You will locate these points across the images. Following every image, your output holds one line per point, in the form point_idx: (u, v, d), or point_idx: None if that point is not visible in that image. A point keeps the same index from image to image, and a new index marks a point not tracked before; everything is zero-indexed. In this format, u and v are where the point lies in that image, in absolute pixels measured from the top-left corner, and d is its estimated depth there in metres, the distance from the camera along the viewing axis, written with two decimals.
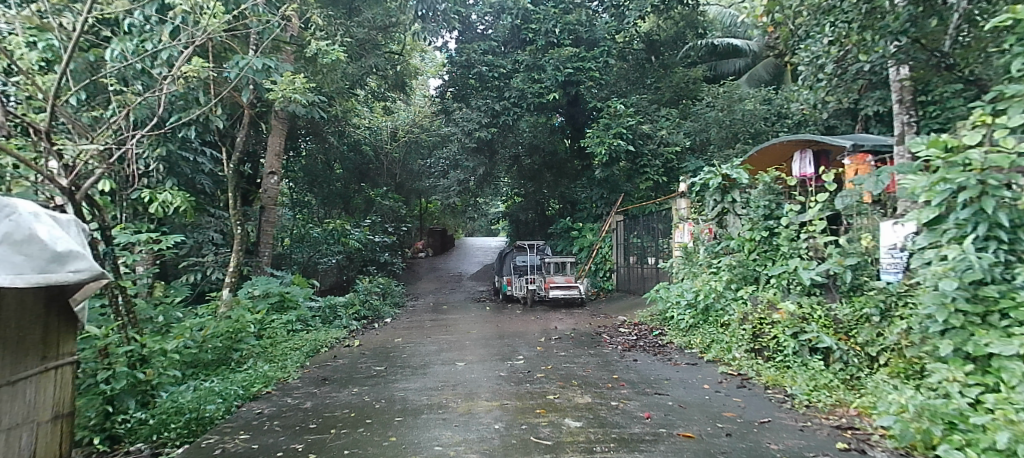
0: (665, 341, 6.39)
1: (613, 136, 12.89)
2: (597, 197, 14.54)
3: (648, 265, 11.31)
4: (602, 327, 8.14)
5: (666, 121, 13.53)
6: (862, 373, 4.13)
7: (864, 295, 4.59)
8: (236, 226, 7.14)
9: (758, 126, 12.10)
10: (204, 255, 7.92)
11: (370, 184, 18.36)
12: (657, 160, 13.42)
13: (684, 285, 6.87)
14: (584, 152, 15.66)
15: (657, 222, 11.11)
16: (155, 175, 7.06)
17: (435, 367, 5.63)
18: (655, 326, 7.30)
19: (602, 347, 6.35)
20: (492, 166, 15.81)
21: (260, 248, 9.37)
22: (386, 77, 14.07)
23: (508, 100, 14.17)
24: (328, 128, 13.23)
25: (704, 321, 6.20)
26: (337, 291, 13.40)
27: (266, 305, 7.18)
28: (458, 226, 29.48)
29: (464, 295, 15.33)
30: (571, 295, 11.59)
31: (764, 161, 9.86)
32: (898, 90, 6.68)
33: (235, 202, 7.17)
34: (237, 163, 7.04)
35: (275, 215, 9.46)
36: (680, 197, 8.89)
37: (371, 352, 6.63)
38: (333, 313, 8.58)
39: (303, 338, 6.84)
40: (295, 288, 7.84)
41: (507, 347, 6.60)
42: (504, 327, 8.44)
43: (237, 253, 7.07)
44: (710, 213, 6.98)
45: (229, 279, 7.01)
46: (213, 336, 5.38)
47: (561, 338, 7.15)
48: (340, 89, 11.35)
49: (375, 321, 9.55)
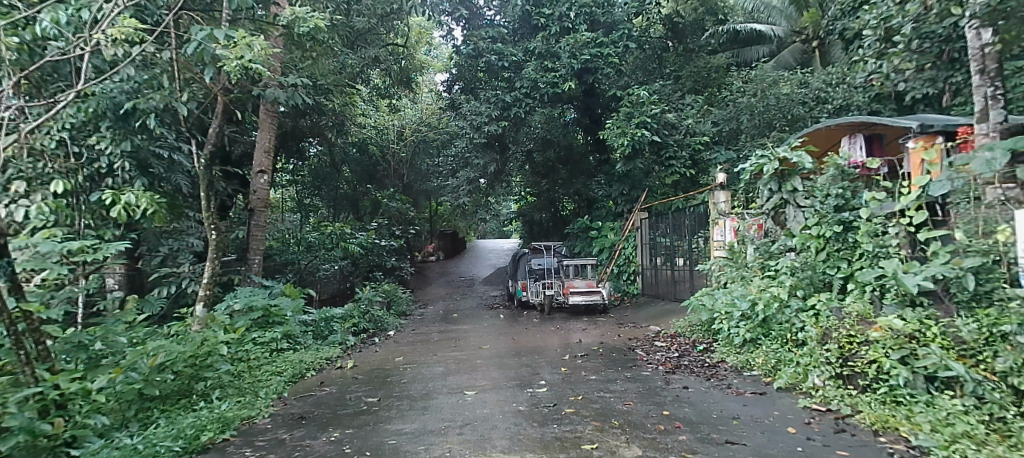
0: (715, 360, 5.35)
1: (636, 126, 11.77)
2: (616, 194, 13.47)
3: (678, 268, 10.25)
4: (633, 340, 7.09)
5: (691, 110, 12.59)
6: (1009, 415, 3.03)
7: (997, 307, 3.50)
8: (210, 231, 6.22)
9: (794, 111, 10.97)
10: (181, 265, 7.06)
11: (377, 186, 17.42)
12: (684, 152, 12.35)
13: (734, 292, 5.81)
14: (604, 143, 14.91)
15: (687, 218, 10.04)
16: (119, 175, 6.11)
17: (438, 398, 4.61)
18: (698, 340, 6.26)
19: (640, 369, 5.32)
20: (502, 162, 14.83)
21: (250, 256, 8.51)
22: (389, 71, 13.26)
23: (519, 91, 13.11)
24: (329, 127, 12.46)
25: (764, 336, 5.13)
26: (339, 300, 12.54)
27: (247, 321, 6.22)
28: (469, 229, 28.64)
29: (476, 302, 14.35)
30: (593, 300, 10.63)
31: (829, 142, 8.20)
32: (977, 57, 5.43)
33: (209, 203, 6.23)
34: (210, 154, 6.05)
35: (265, 218, 8.64)
36: (718, 189, 7.78)
37: (365, 375, 5.64)
38: (328, 327, 7.63)
39: (287, 361, 5.88)
40: (283, 300, 6.89)
41: (525, 369, 5.58)
42: (521, 341, 7.42)
43: (210, 261, 6.16)
44: (766, 205, 5.77)
45: (203, 293, 6.09)
46: (170, 366, 4.45)
47: (587, 356, 6.11)
48: (334, 82, 10.47)
49: (376, 335, 8.58)
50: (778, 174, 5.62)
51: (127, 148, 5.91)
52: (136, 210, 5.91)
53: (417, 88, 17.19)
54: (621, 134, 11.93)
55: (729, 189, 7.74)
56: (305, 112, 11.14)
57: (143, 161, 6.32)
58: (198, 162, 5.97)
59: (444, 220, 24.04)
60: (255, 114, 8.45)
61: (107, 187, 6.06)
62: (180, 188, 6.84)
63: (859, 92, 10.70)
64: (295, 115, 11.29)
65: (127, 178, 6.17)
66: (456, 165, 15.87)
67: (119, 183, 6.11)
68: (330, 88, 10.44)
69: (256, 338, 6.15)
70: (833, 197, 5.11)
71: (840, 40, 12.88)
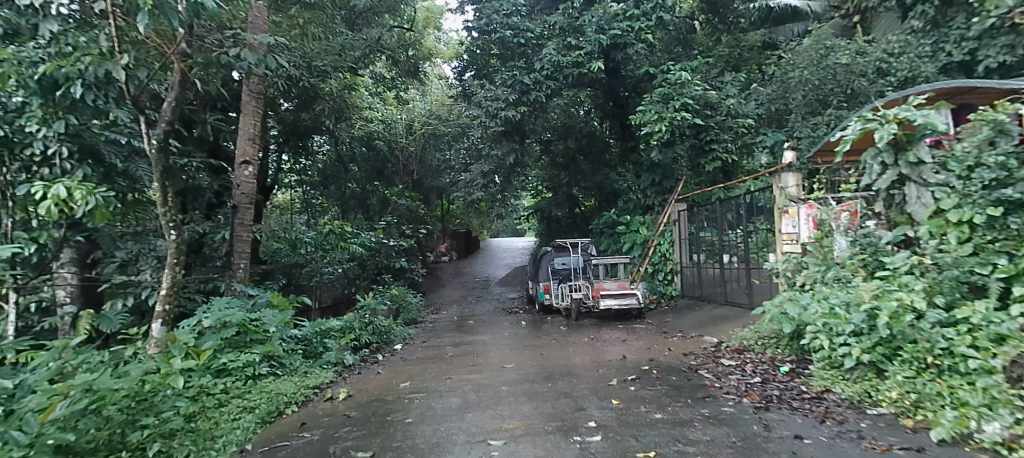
0: (816, 390, 4.07)
1: (675, 109, 10.33)
2: (647, 184, 12.08)
3: (727, 266, 8.85)
4: (689, 356, 5.80)
5: (732, 88, 11.24)
6: None
7: None
8: (168, 230, 5.00)
9: (853, 83, 9.51)
10: (141, 272, 5.90)
11: (386, 183, 16.28)
12: (727, 134, 10.83)
13: (831, 299, 4.49)
14: (629, 129, 13.40)
15: (733, 210, 8.79)
16: (58, 164, 4.93)
17: (453, 453, 3.36)
18: (784, 359, 4.96)
19: (721, 403, 4.02)
20: (521, 153, 13.53)
21: (234, 260, 7.40)
22: (396, 59, 12.26)
23: (540, 72, 11.77)
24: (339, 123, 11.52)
25: (887, 359, 3.83)
26: (344, 307, 11.41)
27: (216, 341, 5.05)
28: (481, 227, 27.44)
29: (494, 306, 13.09)
30: (628, 304, 9.30)
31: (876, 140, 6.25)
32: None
33: (166, 197, 4.98)
34: (165, 135, 4.89)
35: (253, 216, 7.58)
36: (786, 171, 6.41)
37: (361, 412, 4.41)
38: (322, 344, 6.43)
39: (263, 393, 4.69)
40: (265, 313, 5.75)
41: (563, 402, 4.32)
42: (553, 359, 6.16)
43: (168, 266, 5.02)
44: (874, 185, 4.45)
45: (161, 309, 4.96)
46: (103, 410, 3.37)
47: (641, 381, 4.81)
48: (332, 63, 9.39)
49: (379, 350, 7.35)
50: (891, 142, 4.30)
51: (61, 129, 4.76)
52: (73, 208, 4.69)
53: (426, 78, 16.05)
54: (658, 119, 10.45)
55: (802, 170, 6.36)
56: (309, 101, 10.10)
57: (91, 149, 5.19)
58: (149, 145, 4.81)
59: (457, 219, 22.78)
60: (244, 99, 7.41)
61: (39, 179, 4.91)
62: (144, 181, 5.63)
63: (926, 61, 9.42)
64: (297, 106, 10.27)
65: (66, 168, 5.03)
66: (470, 158, 14.76)
67: (55, 174, 4.96)
68: (329, 69, 9.32)
69: (227, 363, 4.99)
70: (987, 168, 3.81)
71: (889, 12, 11.46)
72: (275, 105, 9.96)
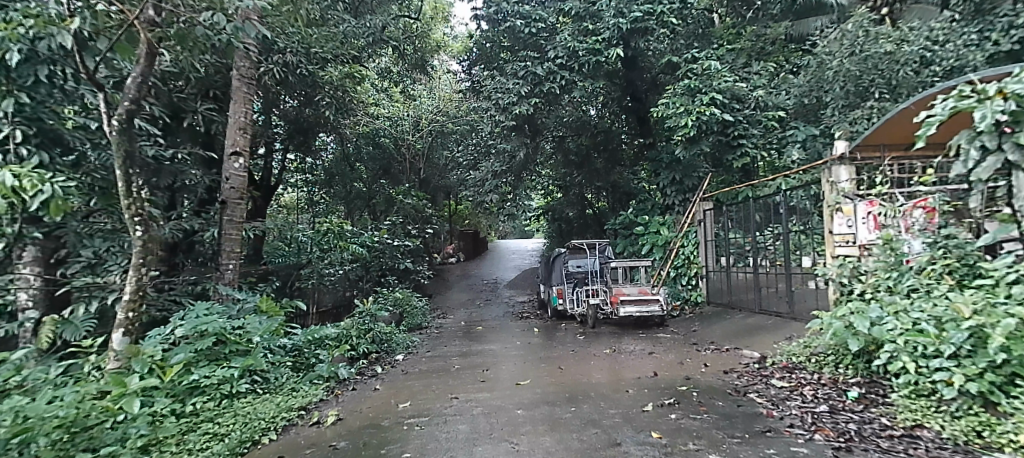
0: (906, 425, 3.32)
1: (704, 103, 9.56)
2: (667, 182, 11.31)
3: (760, 270, 8.05)
4: (731, 374, 5.05)
5: (760, 79, 10.46)
6: None
7: None
8: (133, 226, 4.30)
9: (898, 74, 8.67)
10: (109, 273, 5.17)
11: (392, 182, 15.64)
12: (755, 128, 10.07)
13: (914, 313, 3.74)
14: (648, 126, 12.74)
15: (761, 211, 8.11)
16: (9, 148, 4.30)
17: None
18: (850, 383, 4.20)
19: (790, 441, 3.27)
20: (533, 149, 12.85)
21: (222, 261, 6.72)
22: (404, 53, 11.63)
23: (553, 62, 11.08)
24: (344, 120, 10.91)
25: (1004, 392, 3.09)
26: (343, 313, 10.76)
27: (189, 355, 4.38)
28: (489, 228, 26.77)
29: (502, 310, 12.36)
30: (650, 312, 8.61)
31: (950, 132, 5.56)
32: None
33: (130, 186, 4.29)
34: (129, 115, 4.24)
35: (244, 213, 6.92)
36: (838, 164, 5.60)
37: (354, 442, 3.73)
38: (312, 355, 5.74)
39: (243, 415, 4.02)
40: (250, 321, 5.08)
41: (592, 433, 3.61)
42: (574, 375, 5.44)
43: (133, 268, 4.33)
44: (976, 174, 3.55)
45: (122, 316, 4.29)
46: (27, 446, 2.72)
47: (683, 407, 4.07)
48: (332, 50, 8.92)
49: (378, 362, 6.63)
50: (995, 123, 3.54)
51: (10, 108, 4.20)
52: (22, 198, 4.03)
53: (434, 72, 15.43)
54: (683, 113, 9.70)
55: (853, 163, 5.60)
56: (311, 96, 9.52)
57: (53, 136, 4.67)
58: (109, 126, 4.16)
59: (465, 220, 22.13)
60: (235, 83, 6.79)
61: None
62: None
63: (974, 50, 8.62)
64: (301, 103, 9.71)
65: (22, 154, 4.36)
66: (479, 155, 14.12)
67: (8, 159, 4.28)
68: (330, 55, 8.88)
69: (201, 380, 4.32)
70: None
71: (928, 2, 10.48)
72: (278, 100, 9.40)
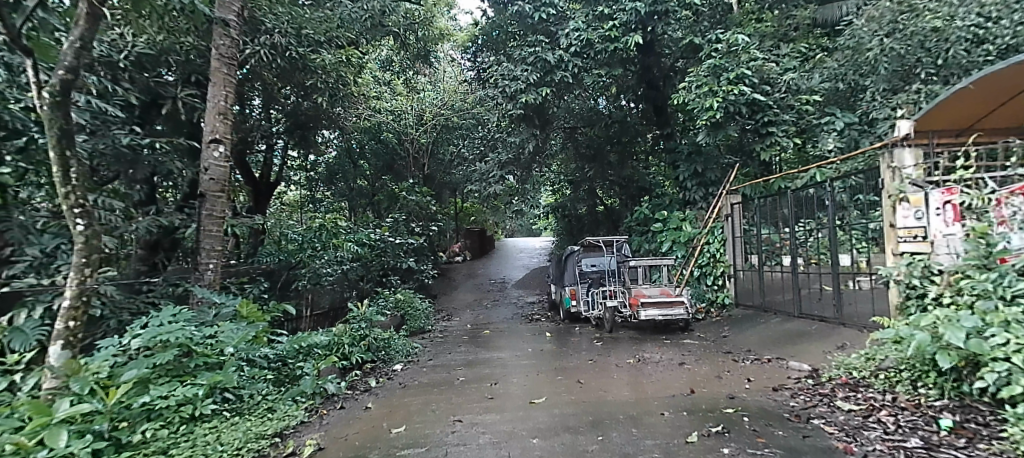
0: None
1: (729, 83, 8.80)
2: (687, 174, 10.53)
3: (798, 270, 7.23)
4: (782, 392, 4.30)
5: (792, 63, 9.59)
6: None
7: None
8: (72, 218, 3.65)
9: (946, 53, 7.68)
10: (58, 273, 4.43)
11: (395, 178, 14.93)
12: (786, 115, 9.27)
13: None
14: (666, 116, 11.94)
15: (794, 203, 7.36)
16: None
17: None
18: (941, 409, 3.42)
19: None
20: (544, 141, 12.14)
21: (202, 259, 6.00)
22: (405, 40, 10.85)
23: (566, 49, 10.30)
24: (348, 109, 10.23)
25: None
26: (342, 314, 9.91)
27: (143, 370, 3.69)
28: (496, 226, 26.01)
29: (511, 312, 11.60)
30: (674, 315, 7.83)
31: None
32: None
33: (66, 171, 3.63)
34: (65, 86, 3.59)
35: (225, 207, 6.18)
36: (902, 147, 4.87)
37: None
38: (295, 369, 5.02)
39: (199, 447, 3.32)
40: (223, 329, 4.39)
41: None
42: (596, 391, 4.70)
43: (74, 269, 3.68)
44: None
45: (60, 325, 3.63)
46: None
47: (735, 438, 3.34)
48: (326, 31, 8.19)
49: (372, 374, 5.92)
50: None
51: None
52: None
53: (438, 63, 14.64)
54: (707, 95, 8.95)
55: (918, 145, 4.87)
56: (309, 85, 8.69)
57: None
58: (40, 99, 3.52)
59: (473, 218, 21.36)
60: (215, 62, 6.10)
61: None
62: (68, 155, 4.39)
63: None
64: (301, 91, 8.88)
65: None
66: (485, 149, 13.38)
67: None
68: (322, 37, 8.05)
69: (156, 401, 3.61)
70: None
71: None
72: (277, 90, 8.70)
